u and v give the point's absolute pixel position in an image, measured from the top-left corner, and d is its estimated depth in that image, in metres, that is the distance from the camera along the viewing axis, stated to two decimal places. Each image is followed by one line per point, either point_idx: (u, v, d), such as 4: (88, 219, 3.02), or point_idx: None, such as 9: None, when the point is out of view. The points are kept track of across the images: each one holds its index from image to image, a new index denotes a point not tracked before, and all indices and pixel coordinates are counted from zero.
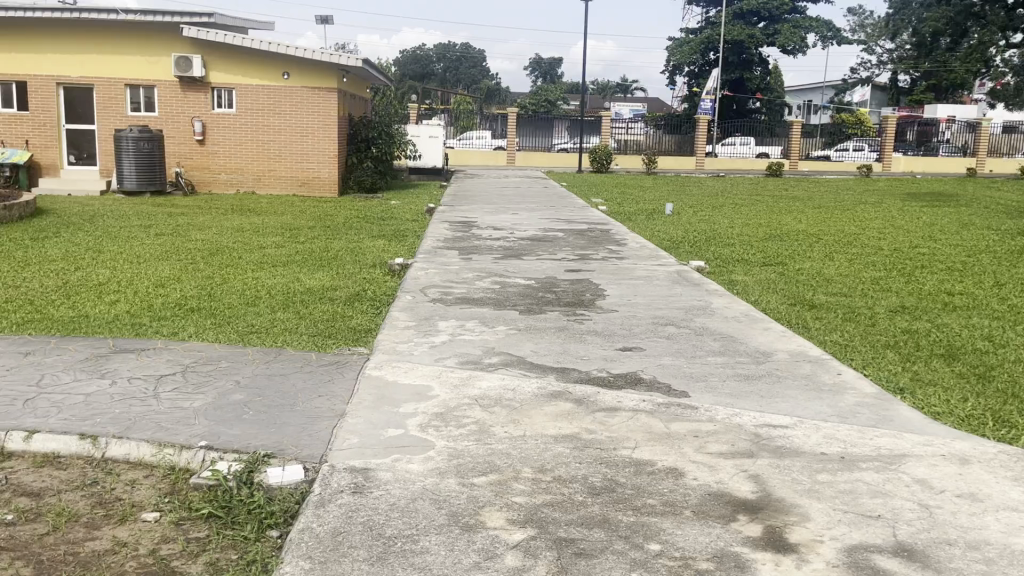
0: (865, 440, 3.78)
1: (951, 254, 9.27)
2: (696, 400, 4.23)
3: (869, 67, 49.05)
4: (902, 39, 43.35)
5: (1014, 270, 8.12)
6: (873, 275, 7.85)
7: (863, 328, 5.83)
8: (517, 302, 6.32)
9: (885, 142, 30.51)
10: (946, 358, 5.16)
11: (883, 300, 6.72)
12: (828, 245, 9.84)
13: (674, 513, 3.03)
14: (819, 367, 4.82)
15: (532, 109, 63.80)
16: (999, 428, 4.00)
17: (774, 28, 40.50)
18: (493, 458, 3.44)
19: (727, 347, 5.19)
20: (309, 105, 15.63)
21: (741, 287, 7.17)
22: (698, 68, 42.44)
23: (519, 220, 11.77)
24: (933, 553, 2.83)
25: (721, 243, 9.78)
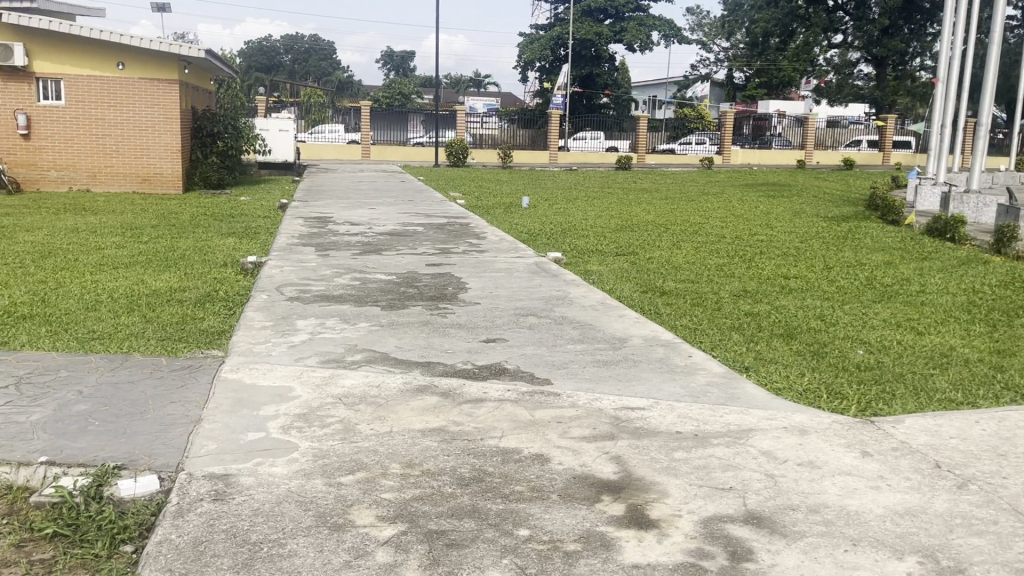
0: (716, 418, 4.00)
1: (786, 240, 9.94)
2: (558, 387, 4.34)
3: (707, 64, 51.74)
4: (737, 38, 46.09)
5: (840, 254, 8.81)
6: (717, 261, 8.30)
7: (709, 312, 6.17)
8: (378, 298, 6.24)
9: (725, 136, 32.29)
10: (784, 337, 5.54)
11: (727, 285, 7.12)
12: (675, 235, 10.32)
13: (541, 497, 3.10)
14: (671, 350, 5.06)
15: (386, 102, 63.05)
16: (831, 400, 4.34)
17: (620, 26, 42.05)
18: (360, 456, 3.40)
19: (585, 334, 5.34)
20: (147, 97, 14.78)
21: (597, 276, 7.40)
22: (549, 65, 43.40)
23: (376, 214, 11.63)
24: (779, 518, 3.04)
25: (576, 234, 10.07)
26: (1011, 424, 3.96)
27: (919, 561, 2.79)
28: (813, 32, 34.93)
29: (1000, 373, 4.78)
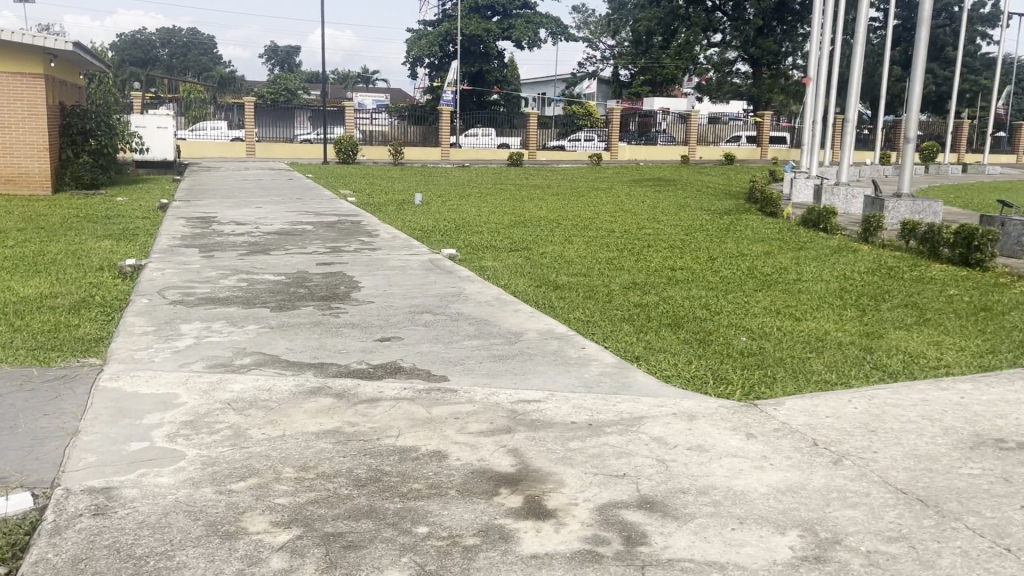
0: (609, 407, 4.09)
1: (672, 233, 10.26)
2: (454, 383, 4.34)
3: (594, 61, 52.69)
4: (622, 36, 47.15)
5: (723, 246, 9.16)
6: (607, 255, 8.48)
7: (601, 304, 6.31)
8: (267, 299, 6.07)
9: (613, 132, 33.01)
10: (672, 326, 5.72)
11: (617, 278, 7.28)
12: (567, 229, 10.48)
13: (439, 494, 3.10)
14: (565, 343, 5.14)
15: (271, 98, 61.35)
16: (717, 386, 4.52)
17: (508, 23, 42.31)
18: (251, 461, 3.30)
19: (480, 330, 5.36)
20: (9, 93, 13.87)
21: (491, 272, 7.44)
22: (438, 61, 43.21)
23: (263, 213, 11.30)
24: (670, 502, 3.14)
25: (469, 230, 10.08)
26: (879, 402, 4.22)
27: (800, 535, 2.95)
28: (693, 31, 36.08)
29: (870, 354, 5.09)
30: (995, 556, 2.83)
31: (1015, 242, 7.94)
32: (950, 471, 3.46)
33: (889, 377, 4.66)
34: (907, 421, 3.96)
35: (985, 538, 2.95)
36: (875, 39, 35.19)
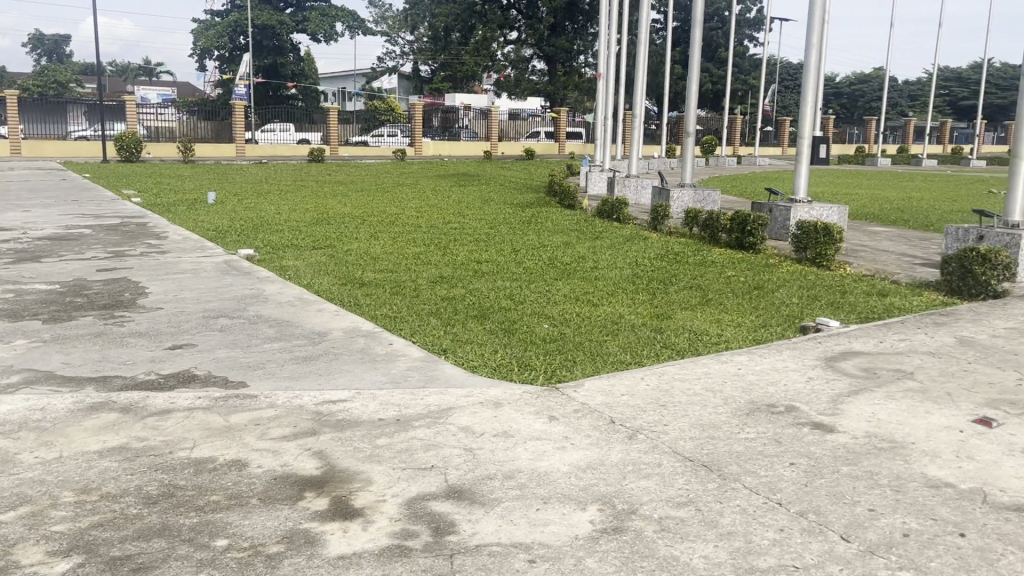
0: (416, 401, 4.10)
1: (476, 227, 10.42)
2: (254, 388, 4.17)
3: (394, 57, 52.37)
4: (420, 32, 47.18)
5: (526, 238, 9.42)
6: (413, 250, 8.48)
7: (408, 299, 6.30)
8: (38, 311, 5.54)
9: (415, 127, 32.97)
10: (478, 317, 5.82)
11: (423, 273, 7.29)
12: (371, 226, 10.36)
13: (240, 503, 2.97)
14: (371, 340, 5.08)
15: (37, 91, 55.92)
16: (522, 372, 4.65)
17: (302, 16, 41.10)
18: (23, 488, 3.00)
19: (282, 332, 5.19)
20: None
21: (293, 271, 7.21)
22: (229, 53, 41.23)
23: (32, 217, 10.28)
24: (477, 489, 3.20)
25: (269, 229, 9.71)
26: (669, 377, 4.53)
27: (600, 508, 3.11)
28: (490, 28, 36.71)
29: (660, 334, 5.44)
30: (770, 510, 3.12)
31: (780, 226, 8.76)
32: (730, 437, 3.77)
33: (677, 354, 5.00)
34: (693, 394, 4.27)
35: (759, 494, 3.24)
36: (657, 40, 37.49)
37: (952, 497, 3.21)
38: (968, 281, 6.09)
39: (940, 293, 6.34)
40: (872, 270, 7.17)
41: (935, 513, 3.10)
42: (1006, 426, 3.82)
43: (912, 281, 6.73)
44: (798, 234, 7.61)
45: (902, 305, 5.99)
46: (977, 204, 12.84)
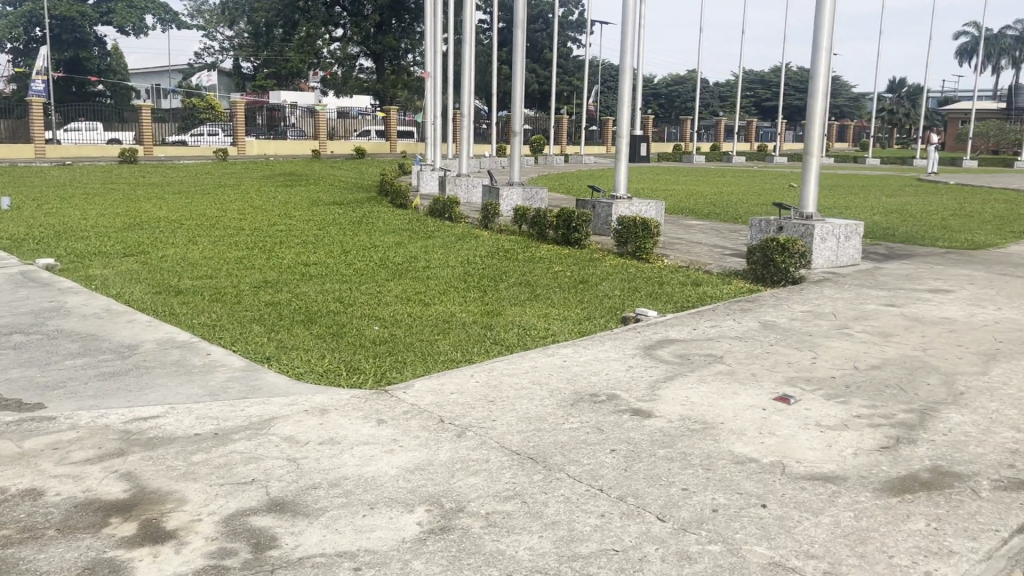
0: (236, 412, 3.93)
1: (304, 228, 10.13)
2: (53, 410, 3.85)
3: (213, 52, 50.01)
4: (240, 27, 45.33)
5: (356, 238, 9.26)
6: (236, 254, 8.13)
7: (229, 306, 6.03)
8: None
9: (237, 126, 31.62)
10: (305, 322, 5.65)
11: (246, 277, 7.00)
12: (189, 230, 9.83)
13: (35, 537, 2.73)
14: (187, 351, 4.82)
15: None
16: (349, 376, 4.57)
17: (107, 7, 38.44)
18: None
19: (86, 347, 4.82)
20: None
21: (101, 281, 6.71)
22: (23, 45, 37.89)
23: None
24: (300, 500, 3.11)
25: (74, 237, 9.00)
26: (497, 373, 4.58)
27: (427, 509, 3.10)
28: (313, 24, 35.80)
29: (490, 331, 5.50)
30: (591, 497, 3.23)
31: (602, 222, 9.10)
32: (555, 428, 3.86)
33: (506, 350, 5.07)
34: (520, 388, 4.35)
35: (582, 482, 3.35)
36: (484, 40, 37.97)
37: (755, 471, 3.45)
38: (771, 268, 6.57)
39: (747, 281, 6.81)
40: (687, 261, 7.59)
41: (742, 488, 3.31)
42: (802, 401, 4.15)
43: (722, 270, 7.18)
44: (619, 229, 7.93)
45: (714, 293, 6.38)
46: (780, 198, 13.89)
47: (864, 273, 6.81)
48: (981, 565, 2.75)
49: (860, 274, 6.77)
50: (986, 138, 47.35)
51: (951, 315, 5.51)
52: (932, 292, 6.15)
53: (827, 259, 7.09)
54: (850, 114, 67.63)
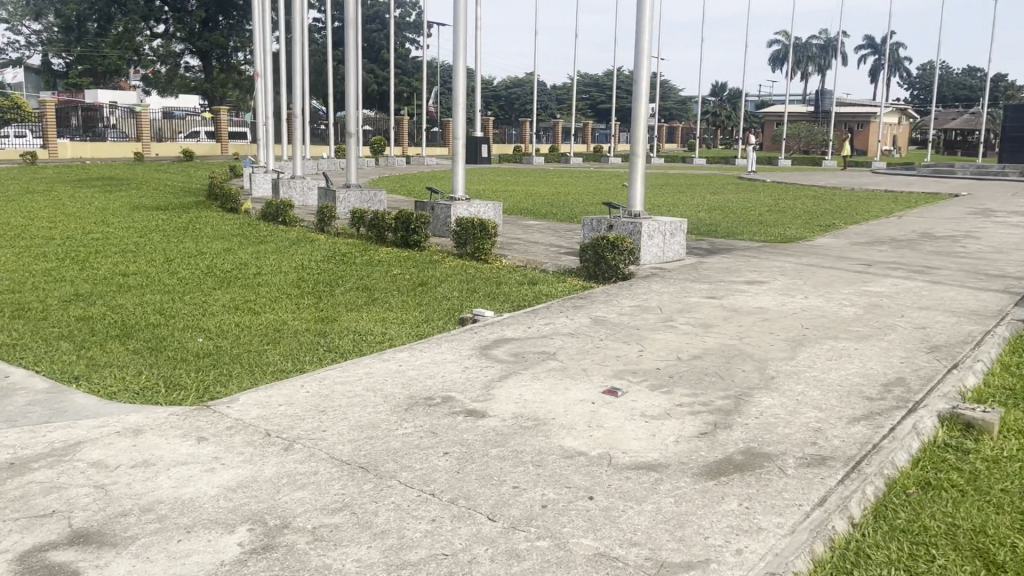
0: (37, 439, 3.61)
1: (123, 236, 9.49)
2: None
3: (17, 47, 46.09)
4: (49, 21, 42.03)
5: (181, 246, 8.77)
6: (44, 266, 7.50)
7: (34, 323, 5.55)
8: None
9: (47, 127, 29.30)
10: (121, 337, 5.29)
11: (55, 291, 6.47)
12: None
13: None
14: None
15: None
16: (169, 393, 4.31)
17: None
18: None
19: None
20: None
21: None
22: None
23: None
24: (108, 529, 2.89)
25: None
26: (330, 381, 4.45)
27: (249, 528, 2.96)
28: (131, 19, 34.18)
29: (323, 338, 5.35)
30: (422, 502, 3.19)
31: (441, 223, 9.12)
32: (388, 434, 3.79)
33: (340, 356, 4.94)
34: (353, 395, 4.25)
35: (413, 488, 3.30)
36: (317, 38, 37.35)
37: (584, 464, 3.52)
38: (603, 266, 6.78)
39: (581, 278, 6.99)
40: (524, 261, 7.71)
41: (570, 482, 3.37)
42: (629, 393, 4.29)
43: (558, 269, 7.35)
44: (457, 230, 7.95)
45: (550, 292, 6.51)
46: (611, 198, 14.44)
47: (688, 268, 7.16)
48: (786, 538, 2.94)
49: (684, 269, 7.11)
50: (798, 138, 51.25)
51: (765, 305, 5.89)
52: (748, 283, 6.56)
53: (655, 256, 7.41)
54: (678, 116, 71.33)
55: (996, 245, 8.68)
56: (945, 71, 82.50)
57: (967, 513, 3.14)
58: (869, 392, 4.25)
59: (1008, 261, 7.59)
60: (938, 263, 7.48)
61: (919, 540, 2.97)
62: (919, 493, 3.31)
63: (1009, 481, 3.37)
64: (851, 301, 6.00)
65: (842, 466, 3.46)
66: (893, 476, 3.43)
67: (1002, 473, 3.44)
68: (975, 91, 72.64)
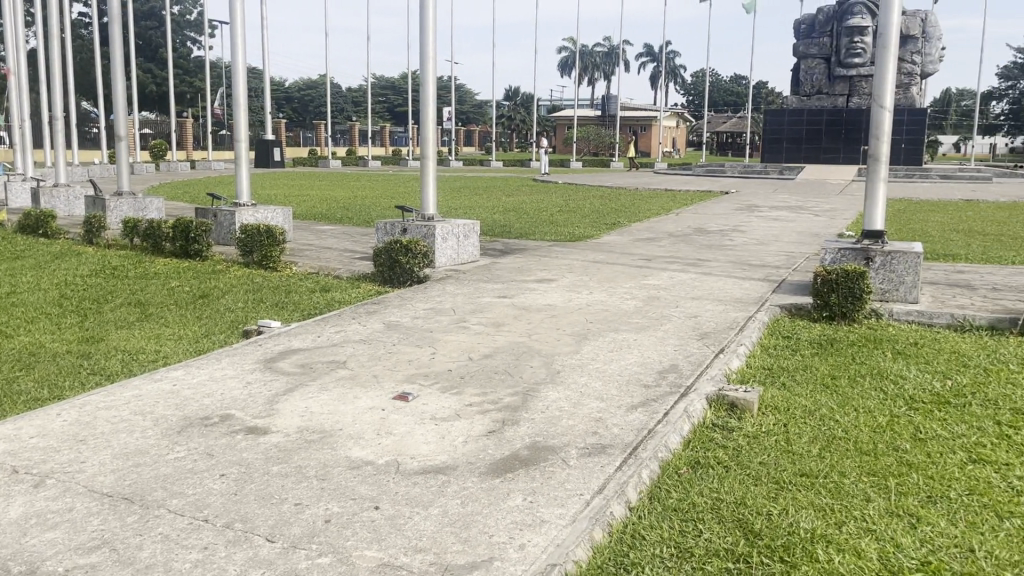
0: None
1: None
2: None
3: None
4: None
5: None
6: None
7: None
8: None
9: None
10: None
11: None
12: None
13: None
14: None
15: None
16: None
17: None
18: None
19: None
20: None
21: None
22: None
23: None
24: None
25: None
26: (92, 408, 4.07)
27: None
28: None
29: (86, 360, 4.90)
30: (193, 531, 2.96)
31: (226, 231, 8.72)
32: (158, 460, 3.51)
33: (105, 379, 4.54)
34: (118, 421, 3.90)
35: (184, 515, 3.06)
36: (83, 35, 34.83)
37: (370, 473, 3.42)
38: (396, 269, 6.71)
39: (375, 282, 6.88)
40: (315, 267, 7.50)
41: (356, 493, 3.26)
42: (419, 397, 4.25)
43: (351, 274, 7.20)
44: (242, 238, 7.61)
45: (343, 298, 6.35)
46: (404, 202, 14.45)
47: (482, 269, 7.26)
48: (567, 528, 3.00)
49: (478, 270, 7.20)
50: (587, 140, 53.88)
51: (553, 302, 6.08)
52: (538, 282, 6.74)
53: (449, 258, 7.44)
54: (473, 120, 72.69)
55: (758, 237, 9.51)
56: (715, 79, 89.74)
57: (730, 487, 3.37)
58: (646, 380, 4.49)
59: (768, 252, 8.33)
60: (709, 256, 8.08)
61: (688, 517, 3.15)
62: (689, 472, 3.52)
63: (765, 454, 3.66)
64: (632, 295, 6.32)
65: (621, 453, 3.61)
66: (667, 458, 3.63)
67: (760, 447, 3.74)
68: (740, 97, 79.59)
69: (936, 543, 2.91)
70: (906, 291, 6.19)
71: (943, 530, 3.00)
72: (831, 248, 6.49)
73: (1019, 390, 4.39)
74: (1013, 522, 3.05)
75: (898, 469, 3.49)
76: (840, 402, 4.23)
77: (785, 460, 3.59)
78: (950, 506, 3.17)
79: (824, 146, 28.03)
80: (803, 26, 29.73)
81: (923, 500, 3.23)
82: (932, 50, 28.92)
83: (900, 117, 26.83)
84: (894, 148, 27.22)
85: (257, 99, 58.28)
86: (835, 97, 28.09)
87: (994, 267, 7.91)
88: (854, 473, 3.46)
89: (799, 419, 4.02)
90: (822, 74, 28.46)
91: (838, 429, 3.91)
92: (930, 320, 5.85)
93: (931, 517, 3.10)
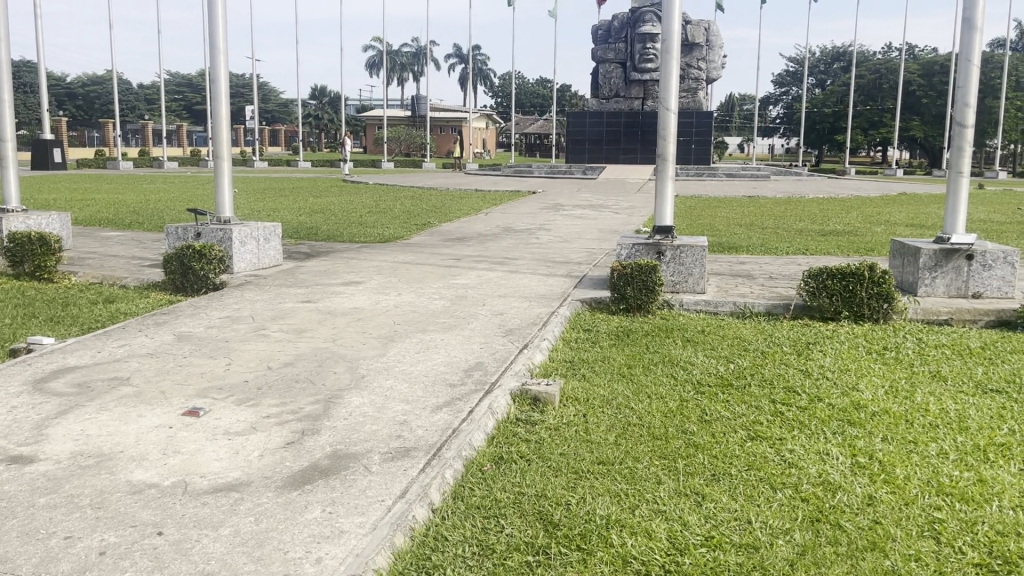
0: None
1: None
2: None
3: None
4: None
5: None
6: None
7: None
8: None
9: None
10: None
11: None
12: None
13: None
14: None
15: None
16: None
17: None
18: None
19: None
20: None
21: None
22: None
23: None
24: None
25: None
26: None
27: None
28: None
29: None
30: None
31: None
32: None
33: None
34: None
35: None
36: None
37: (153, 497, 3.16)
38: (189, 277, 6.31)
39: (167, 291, 6.45)
40: (98, 276, 6.94)
41: (136, 519, 3.00)
42: (211, 411, 4.00)
43: (139, 283, 6.72)
44: (10, 246, 6.92)
45: (129, 309, 5.89)
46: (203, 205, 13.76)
47: (284, 273, 7.00)
48: (367, 537, 2.91)
49: (278, 275, 6.93)
50: (398, 141, 53.74)
51: (359, 305, 5.96)
52: (344, 285, 6.59)
53: (249, 262, 7.12)
54: (279, 120, 70.38)
55: (562, 235, 9.79)
56: (523, 82, 92.01)
57: (531, 479, 3.42)
58: (452, 379, 4.49)
59: (570, 249, 8.62)
60: (515, 254, 8.23)
61: (491, 514, 3.15)
62: (492, 468, 3.54)
63: (565, 445, 3.75)
64: (440, 295, 6.33)
65: (424, 455, 3.57)
66: (470, 456, 3.63)
67: (561, 438, 3.83)
68: (547, 98, 82.09)
69: (718, 518, 3.09)
70: (694, 283, 6.62)
71: (725, 505, 3.19)
72: (627, 244, 6.80)
73: (791, 369, 4.80)
74: (785, 492, 3.30)
75: (685, 450, 3.69)
76: (635, 389, 4.44)
77: (585, 450, 3.70)
78: (731, 482, 3.39)
79: (623, 147, 29.32)
80: (601, 32, 31.42)
81: (708, 479, 3.43)
82: (715, 57, 31.23)
83: (690, 119, 28.62)
84: (686, 147, 28.95)
85: (33, 94, 53.39)
86: (632, 100, 30.04)
87: (771, 257, 8.61)
88: (646, 458, 3.63)
89: (598, 409, 4.16)
90: (619, 78, 30.30)
91: (634, 415, 4.09)
92: (715, 308, 6.29)
93: (714, 494, 3.30)
